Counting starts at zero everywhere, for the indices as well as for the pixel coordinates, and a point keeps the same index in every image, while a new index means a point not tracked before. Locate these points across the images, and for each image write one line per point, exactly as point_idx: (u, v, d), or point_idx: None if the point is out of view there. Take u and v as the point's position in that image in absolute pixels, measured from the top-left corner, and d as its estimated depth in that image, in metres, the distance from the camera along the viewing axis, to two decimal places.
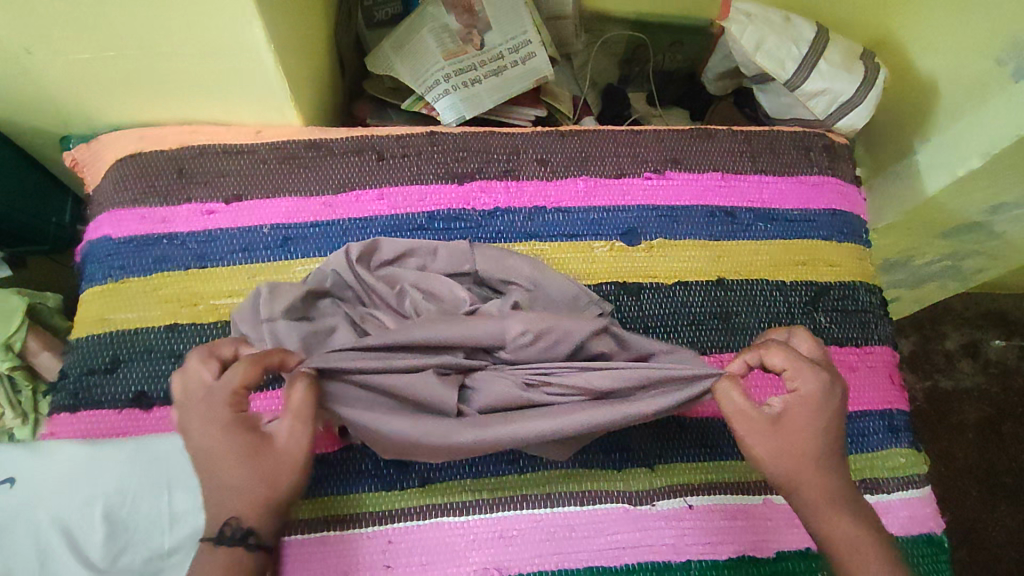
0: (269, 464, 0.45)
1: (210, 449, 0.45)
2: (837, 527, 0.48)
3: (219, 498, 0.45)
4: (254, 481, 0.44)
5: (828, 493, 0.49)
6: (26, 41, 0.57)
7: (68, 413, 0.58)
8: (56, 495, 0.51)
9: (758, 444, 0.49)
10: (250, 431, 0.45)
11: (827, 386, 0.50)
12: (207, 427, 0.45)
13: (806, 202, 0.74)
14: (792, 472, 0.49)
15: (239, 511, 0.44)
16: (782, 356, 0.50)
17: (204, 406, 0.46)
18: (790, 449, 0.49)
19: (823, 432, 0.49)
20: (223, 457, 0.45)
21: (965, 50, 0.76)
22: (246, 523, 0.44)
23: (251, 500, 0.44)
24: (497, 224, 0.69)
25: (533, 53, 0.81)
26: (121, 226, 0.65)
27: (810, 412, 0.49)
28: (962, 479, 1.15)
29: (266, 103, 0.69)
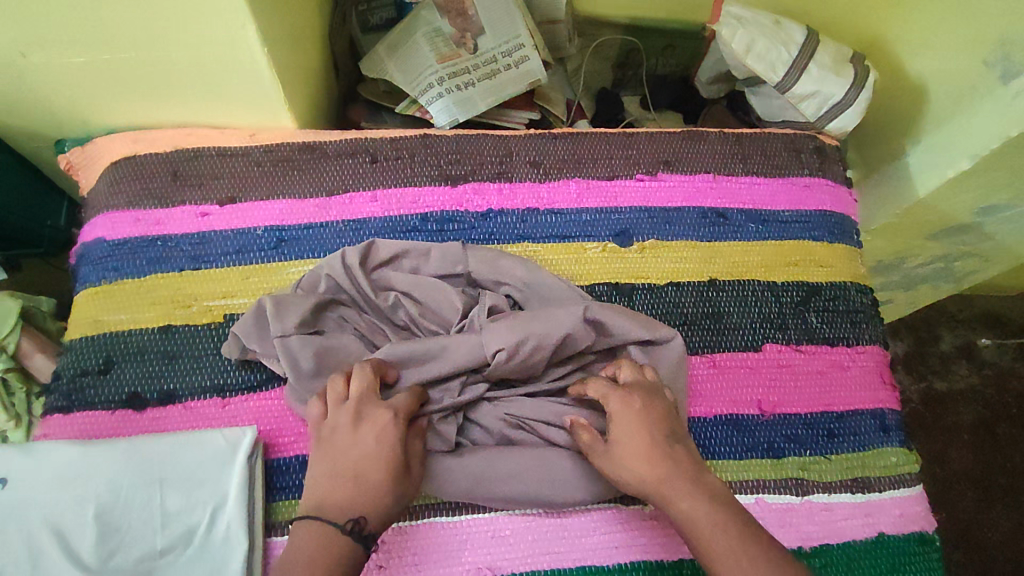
0: (405, 485, 0.52)
1: (368, 456, 0.51)
2: (689, 512, 0.49)
3: (348, 495, 0.50)
4: (391, 497, 0.51)
5: (676, 486, 0.50)
6: (21, 45, 0.58)
7: (61, 414, 0.58)
8: (48, 496, 0.50)
9: (606, 466, 0.53)
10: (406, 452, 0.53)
11: (627, 399, 0.53)
12: (377, 434, 0.52)
13: (797, 204, 0.74)
14: (639, 478, 0.51)
15: (368, 513, 0.49)
16: (596, 386, 0.55)
17: (387, 418, 0.52)
18: (626, 460, 0.52)
19: (654, 436, 0.52)
20: (375, 462, 0.51)
21: (954, 52, 0.77)
22: (373, 527, 0.49)
23: (380, 510, 0.50)
24: (490, 226, 0.69)
25: (526, 56, 0.81)
26: (115, 228, 0.65)
27: (633, 417, 0.53)
28: (958, 481, 1.15)
29: (260, 106, 0.70)
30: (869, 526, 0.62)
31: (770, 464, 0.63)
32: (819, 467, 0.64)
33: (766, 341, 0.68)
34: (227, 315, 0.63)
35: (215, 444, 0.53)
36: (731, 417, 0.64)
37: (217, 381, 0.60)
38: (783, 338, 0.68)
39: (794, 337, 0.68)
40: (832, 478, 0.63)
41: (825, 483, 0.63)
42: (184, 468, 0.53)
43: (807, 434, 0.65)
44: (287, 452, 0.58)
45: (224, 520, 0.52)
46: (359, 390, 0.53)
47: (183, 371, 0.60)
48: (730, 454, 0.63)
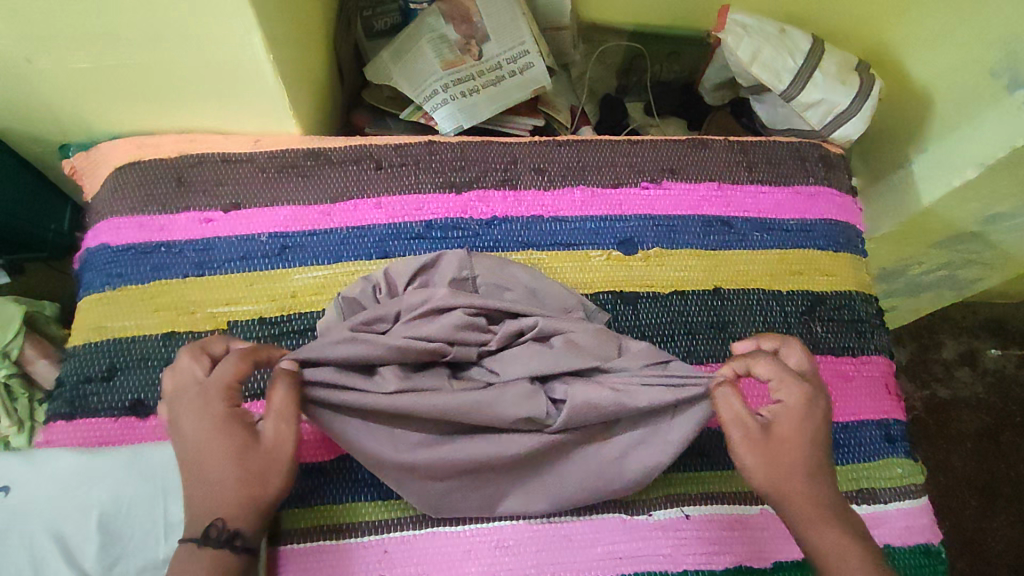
0: (260, 462, 0.45)
1: (198, 446, 0.45)
2: (826, 540, 0.46)
3: (199, 496, 0.44)
4: (241, 480, 0.44)
5: (818, 505, 0.47)
6: (26, 50, 0.58)
7: (64, 421, 0.58)
8: (50, 505, 0.50)
9: (748, 455, 0.49)
10: (244, 428, 0.46)
11: (809, 398, 0.50)
12: (198, 421, 0.45)
13: (802, 212, 0.74)
14: (784, 481, 0.48)
15: (222, 509, 0.44)
16: (768, 368, 0.51)
17: (200, 402, 0.46)
18: (776, 460, 0.48)
19: (814, 446, 0.49)
20: (208, 450, 0.45)
21: (960, 61, 0.77)
22: (232, 523, 0.43)
23: (240, 496, 0.44)
24: (494, 233, 0.69)
25: (531, 63, 0.81)
26: (119, 234, 0.65)
27: (800, 421, 0.49)
28: (961, 489, 1.15)
29: (265, 112, 0.70)
30: (874, 537, 0.62)
31: None
32: None
33: None
34: (231, 321, 0.63)
35: None
36: None
37: None
38: None
39: (799, 346, 0.68)
40: (837, 489, 0.63)
41: None
42: (187, 478, 0.52)
43: None
44: None
45: None
46: (184, 378, 0.48)
47: None
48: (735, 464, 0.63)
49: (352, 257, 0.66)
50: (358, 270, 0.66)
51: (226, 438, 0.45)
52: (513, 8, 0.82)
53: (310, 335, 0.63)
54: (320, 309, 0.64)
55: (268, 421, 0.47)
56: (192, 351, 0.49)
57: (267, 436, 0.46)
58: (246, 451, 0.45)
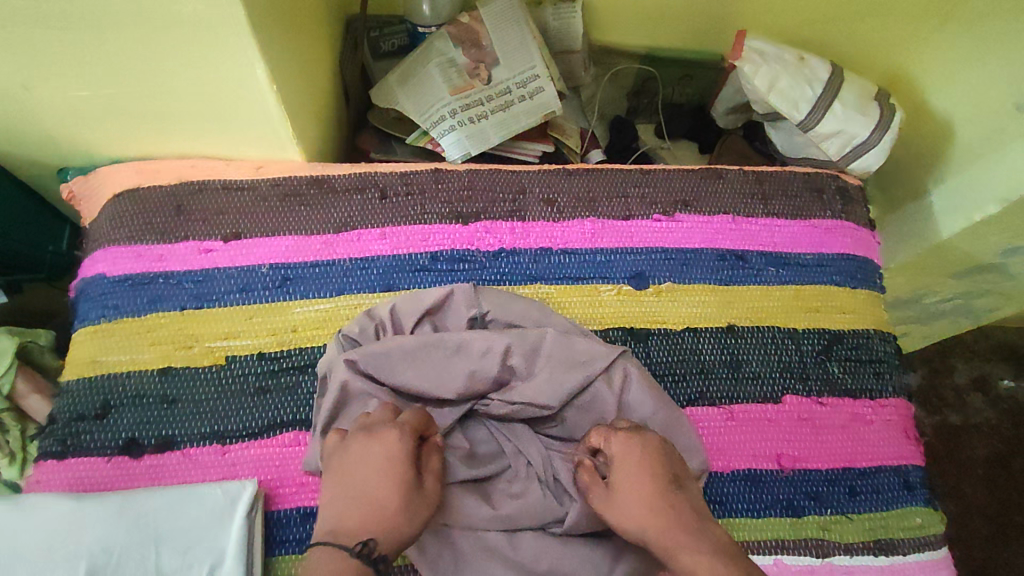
0: (417, 499, 0.47)
1: (374, 473, 0.47)
2: (689, 564, 0.45)
3: (356, 513, 0.46)
4: (400, 509, 0.46)
5: (678, 527, 0.47)
6: (23, 78, 0.56)
7: (55, 460, 0.56)
8: (37, 555, 0.48)
9: (607, 512, 0.50)
10: (414, 468, 0.48)
11: (632, 441, 0.52)
12: (386, 450, 0.48)
13: (819, 247, 0.72)
14: (639, 526, 0.48)
15: (377, 531, 0.45)
16: (599, 433, 0.54)
17: (394, 436, 0.49)
18: (632, 502, 0.49)
19: (659, 479, 0.50)
20: (382, 477, 0.47)
21: (983, 93, 0.75)
22: (383, 549, 0.45)
23: (394, 525, 0.45)
24: (501, 266, 0.67)
25: (540, 88, 0.79)
26: (116, 263, 0.63)
27: (635, 459, 0.51)
28: (974, 519, 1.12)
29: (267, 138, 0.68)
30: None
31: (788, 523, 0.61)
32: (840, 526, 0.61)
33: (786, 392, 0.65)
34: (228, 357, 0.61)
35: (214, 500, 0.52)
36: (748, 472, 0.62)
37: (217, 427, 0.58)
38: (804, 388, 0.66)
39: (815, 388, 0.66)
40: (854, 539, 0.61)
41: (846, 545, 0.61)
42: (180, 525, 0.50)
43: (828, 491, 0.62)
44: (284, 503, 0.56)
45: None
46: (376, 418, 0.52)
47: (182, 417, 0.58)
48: (748, 511, 0.60)
49: (355, 289, 0.64)
50: (361, 303, 0.64)
51: (402, 463, 0.48)
52: (523, 30, 0.80)
53: (309, 372, 0.61)
54: (321, 344, 0.62)
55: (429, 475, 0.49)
56: (392, 405, 0.54)
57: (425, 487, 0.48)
58: (411, 487, 0.47)
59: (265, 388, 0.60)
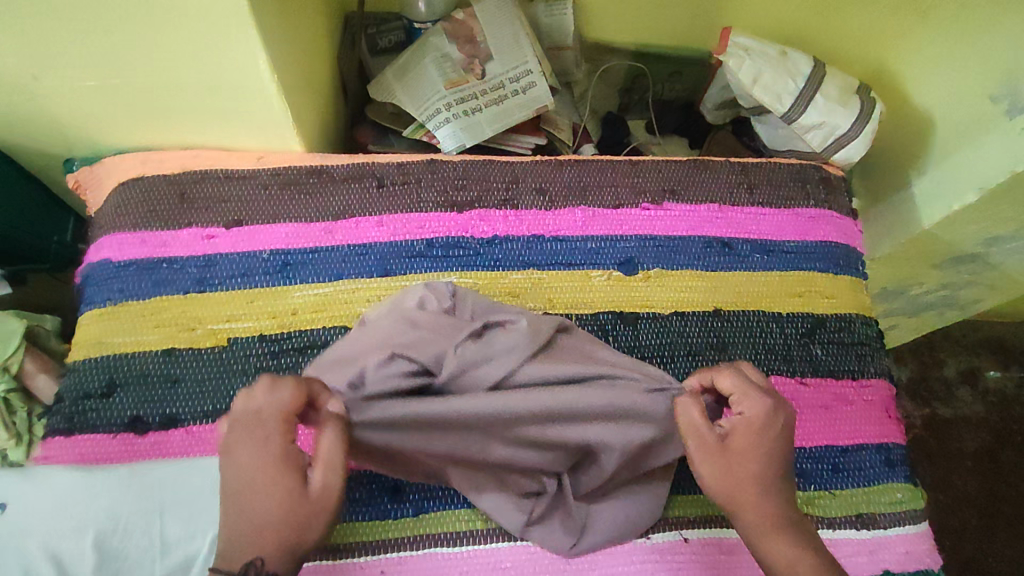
0: (301, 508, 0.43)
1: (248, 485, 0.43)
2: (785, 553, 0.48)
3: (240, 533, 0.43)
4: (283, 522, 0.42)
5: (773, 515, 0.49)
6: (33, 69, 0.58)
7: (63, 437, 0.58)
8: (46, 523, 0.50)
9: (703, 463, 0.50)
10: (292, 470, 0.43)
11: (772, 412, 0.50)
12: (252, 460, 0.43)
13: (802, 234, 0.74)
14: (734, 496, 0.49)
15: (262, 550, 0.42)
16: (730, 381, 0.52)
17: (258, 440, 0.44)
18: (736, 476, 0.49)
19: (773, 463, 0.50)
20: (258, 492, 0.43)
21: (960, 86, 0.77)
22: (268, 566, 0.42)
23: (279, 540, 0.42)
24: (495, 252, 0.69)
25: (533, 83, 0.82)
26: (122, 249, 0.65)
27: (761, 440, 0.50)
28: (963, 508, 1.14)
29: (269, 130, 0.70)
30: (873, 563, 0.61)
31: None
32: (823, 501, 0.63)
33: (771, 373, 0.68)
34: (230, 338, 0.63)
35: (216, 472, 0.54)
36: None
37: (219, 406, 0.60)
38: (788, 370, 0.68)
39: (799, 369, 0.68)
40: (837, 514, 0.63)
41: (829, 519, 0.63)
42: (184, 496, 0.52)
43: (811, 468, 0.64)
44: None
45: (221, 548, 0.51)
46: (243, 411, 0.45)
47: (184, 395, 0.60)
48: None
49: (353, 274, 0.66)
50: (359, 287, 0.66)
51: (280, 470, 0.43)
52: (516, 27, 0.83)
53: (309, 354, 0.63)
54: (320, 327, 0.64)
55: (316, 470, 0.44)
56: (291, 382, 0.45)
57: (313, 485, 0.44)
58: (293, 493, 0.43)
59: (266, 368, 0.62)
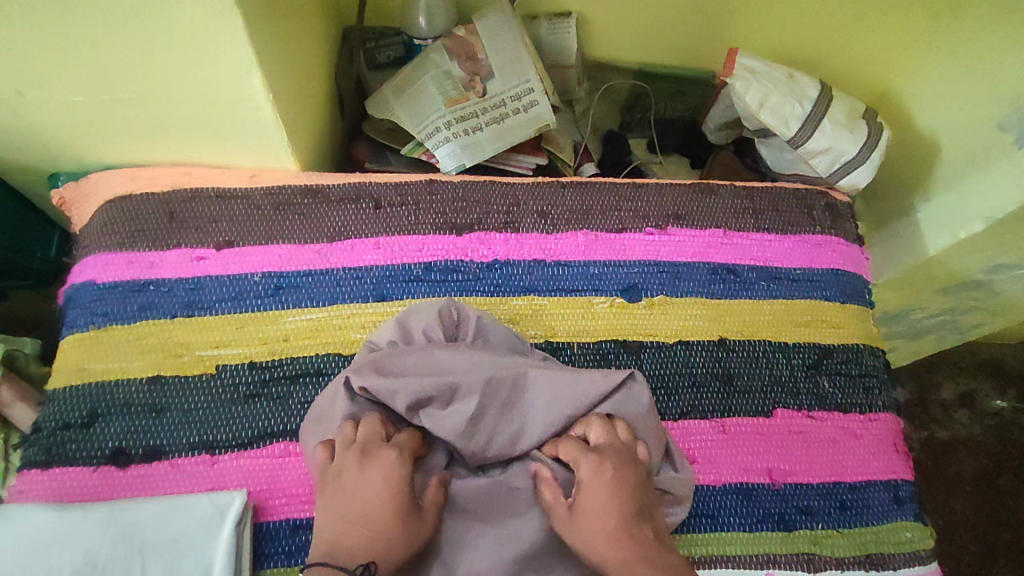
0: (418, 526, 0.47)
1: (377, 498, 0.47)
2: None
3: (357, 538, 0.45)
4: (397, 538, 0.45)
5: (640, 561, 0.45)
6: (17, 84, 0.56)
7: (39, 470, 0.55)
8: (16, 568, 0.47)
9: (569, 532, 0.49)
10: (413, 491, 0.48)
11: (600, 468, 0.50)
12: (382, 475, 0.47)
13: (808, 261, 0.73)
14: (598, 557, 0.47)
15: (376, 555, 0.45)
16: (570, 447, 0.52)
17: (393, 460, 0.49)
18: (590, 531, 0.47)
19: (619, 510, 0.48)
20: (383, 502, 0.46)
21: (967, 113, 0.76)
22: (379, 571, 0.44)
23: (392, 548, 0.45)
24: (495, 277, 0.67)
25: (535, 102, 0.80)
26: (107, 270, 0.63)
27: (603, 493, 0.48)
28: (961, 534, 1.13)
29: (262, 148, 0.68)
30: None
31: (780, 537, 0.61)
32: (831, 541, 0.61)
33: (777, 405, 0.66)
34: (219, 365, 0.60)
35: (203, 511, 0.51)
36: (740, 486, 0.62)
37: (206, 437, 0.57)
38: (794, 402, 0.66)
39: (806, 401, 0.66)
40: (845, 554, 0.61)
41: (837, 559, 0.61)
42: (168, 537, 0.50)
43: (819, 505, 0.62)
44: (276, 515, 0.56)
45: None
46: (367, 432, 0.50)
47: (170, 426, 0.57)
48: (740, 525, 0.61)
49: (348, 299, 0.64)
50: (354, 312, 0.64)
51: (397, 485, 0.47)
52: (519, 44, 0.81)
53: (301, 382, 0.60)
54: (313, 354, 0.62)
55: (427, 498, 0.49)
56: (382, 416, 0.52)
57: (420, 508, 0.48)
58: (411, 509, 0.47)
59: (255, 397, 0.59)
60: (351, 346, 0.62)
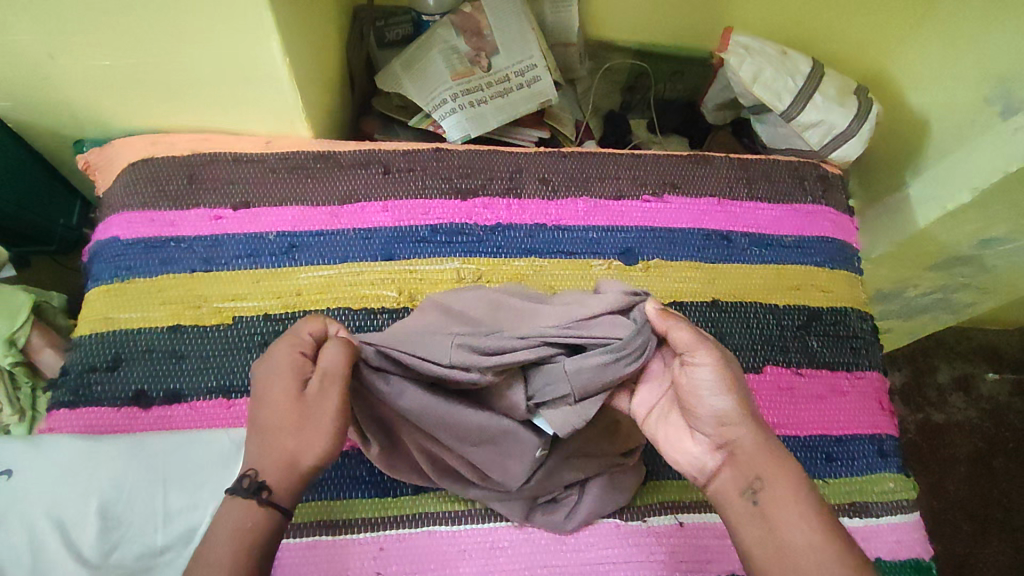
0: (301, 414, 0.43)
1: (263, 395, 0.45)
2: (783, 468, 0.46)
3: (251, 446, 0.44)
4: (283, 435, 0.43)
5: (772, 445, 0.47)
6: (49, 47, 0.59)
7: (67, 409, 0.59)
8: (51, 492, 0.51)
9: (728, 369, 0.48)
10: (296, 377, 0.45)
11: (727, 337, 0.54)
12: (264, 374, 0.46)
13: (799, 229, 0.76)
14: (739, 415, 0.47)
15: (258, 463, 0.43)
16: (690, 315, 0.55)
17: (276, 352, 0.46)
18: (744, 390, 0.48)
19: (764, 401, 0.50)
20: (267, 396, 0.44)
21: (956, 88, 0.79)
22: (262, 476, 0.42)
23: (286, 449, 0.43)
24: (498, 239, 0.70)
25: (538, 77, 0.83)
26: (130, 227, 0.66)
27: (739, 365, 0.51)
28: (955, 515, 1.15)
29: (277, 115, 0.71)
30: (865, 550, 0.62)
31: None
32: (817, 490, 0.64)
33: (767, 363, 0.69)
34: (236, 317, 0.64)
35: (221, 444, 0.55)
36: None
37: (223, 382, 0.61)
38: (784, 360, 0.69)
39: (795, 359, 0.69)
40: (829, 502, 0.64)
41: None
42: (190, 467, 0.54)
43: (805, 457, 0.65)
44: None
45: None
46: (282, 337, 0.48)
47: (189, 371, 0.61)
48: None
49: (358, 257, 0.67)
50: (363, 270, 0.67)
51: (288, 383, 0.44)
52: (523, 22, 0.84)
53: None
54: (324, 309, 0.65)
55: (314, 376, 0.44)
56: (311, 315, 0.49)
57: (309, 395, 0.44)
58: (296, 400, 0.44)
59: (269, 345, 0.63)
60: (361, 302, 0.66)
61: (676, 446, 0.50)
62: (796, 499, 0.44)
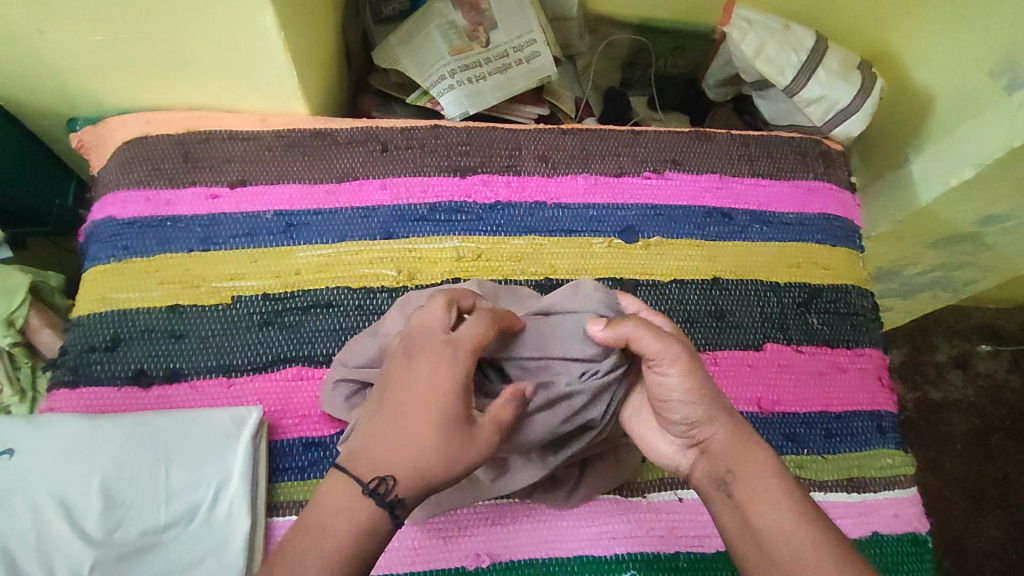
0: (461, 442, 0.45)
1: (421, 401, 0.46)
2: (756, 465, 0.49)
3: (378, 448, 0.45)
4: (434, 454, 0.44)
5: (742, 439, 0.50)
6: (38, 21, 0.58)
7: (67, 388, 0.60)
8: (53, 470, 0.51)
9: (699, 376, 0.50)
10: (462, 401, 0.46)
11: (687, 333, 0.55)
12: (428, 371, 0.47)
13: (800, 206, 0.75)
14: (710, 416, 0.51)
15: (397, 472, 0.44)
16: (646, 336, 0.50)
17: (444, 355, 0.47)
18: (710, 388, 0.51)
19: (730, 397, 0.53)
20: (422, 408, 0.45)
21: (961, 62, 0.78)
22: (400, 493, 0.43)
23: (427, 466, 0.44)
24: (497, 217, 0.69)
25: (536, 52, 0.82)
26: (126, 207, 0.66)
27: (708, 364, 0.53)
28: (950, 490, 1.16)
29: (274, 92, 0.70)
30: (863, 525, 0.63)
31: None
32: (815, 466, 0.65)
33: (767, 340, 0.69)
34: (234, 296, 0.63)
35: (222, 423, 0.55)
36: None
37: (223, 361, 0.61)
38: (784, 338, 0.69)
39: (795, 337, 0.69)
40: (828, 477, 0.64)
41: (821, 482, 0.64)
42: (191, 445, 0.54)
43: (804, 433, 0.66)
44: (288, 433, 0.59)
45: (226, 498, 0.53)
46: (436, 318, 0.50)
47: (190, 351, 0.61)
48: None
49: (357, 235, 0.67)
50: (362, 249, 0.66)
51: (457, 403, 0.46)
52: None
53: (311, 313, 0.63)
54: (323, 287, 0.65)
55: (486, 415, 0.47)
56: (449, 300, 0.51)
57: (476, 426, 0.46)
58: (463, 427, 0.45)
59: (269, 324, 0.62)
60: (359, 280, 0.65)
61: (654, 445, 0.55)
62: (769, 492, 0.48)
